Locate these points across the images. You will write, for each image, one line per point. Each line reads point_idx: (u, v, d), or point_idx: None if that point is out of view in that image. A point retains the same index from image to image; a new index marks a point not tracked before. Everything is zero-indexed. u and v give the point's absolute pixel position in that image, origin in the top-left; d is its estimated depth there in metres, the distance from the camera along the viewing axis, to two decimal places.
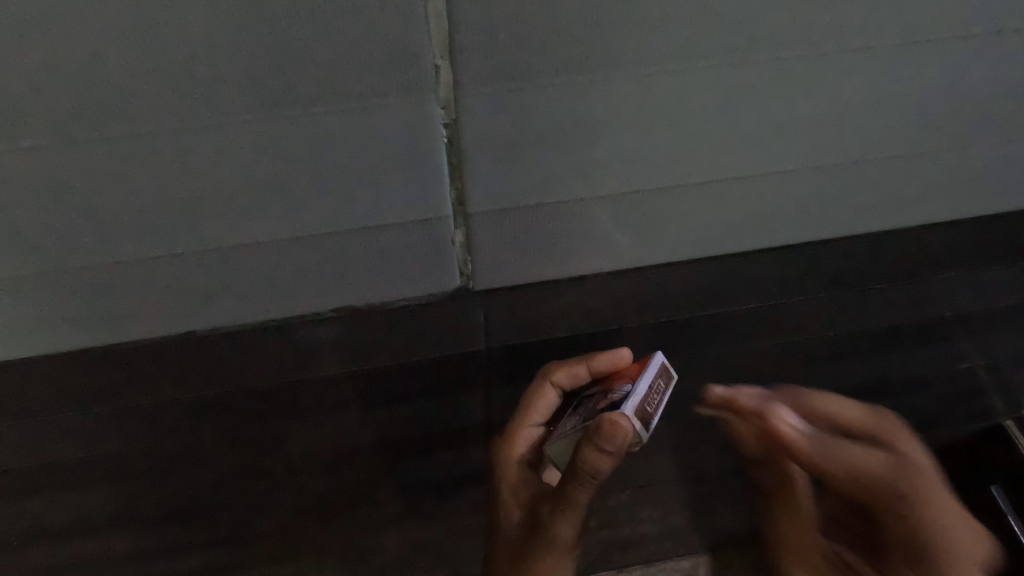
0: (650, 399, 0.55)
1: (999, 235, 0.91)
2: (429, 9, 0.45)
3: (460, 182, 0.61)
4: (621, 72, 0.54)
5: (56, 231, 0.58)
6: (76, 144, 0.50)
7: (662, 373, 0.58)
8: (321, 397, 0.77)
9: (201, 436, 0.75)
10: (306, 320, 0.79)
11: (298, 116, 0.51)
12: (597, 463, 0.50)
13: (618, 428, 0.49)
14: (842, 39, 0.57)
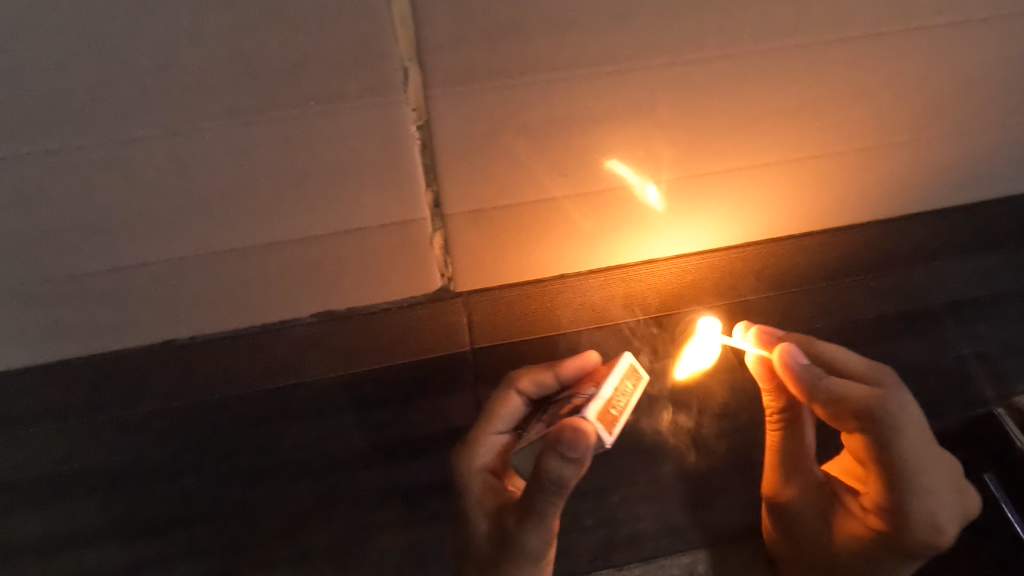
0: (616, 401, 0.57)
1: (969, 223, 0.94)
2: (393, 13, 0.46)
3: (435, 183, 0.62)
4: (591, 72, 0.54)
5: (74, 249, 0.63)
6: (93, 173, 0.55)
7: (634, 375, 0.59)
8: (319, 395, 0.84)
9: (217, 432, 0.82)
10: (291, 325, 0.86)
11: (274, 119, 0.53)
12: (563, 470, 0.52)
13: (579, 433, 0.51)
14: (815, 32, 0.56)
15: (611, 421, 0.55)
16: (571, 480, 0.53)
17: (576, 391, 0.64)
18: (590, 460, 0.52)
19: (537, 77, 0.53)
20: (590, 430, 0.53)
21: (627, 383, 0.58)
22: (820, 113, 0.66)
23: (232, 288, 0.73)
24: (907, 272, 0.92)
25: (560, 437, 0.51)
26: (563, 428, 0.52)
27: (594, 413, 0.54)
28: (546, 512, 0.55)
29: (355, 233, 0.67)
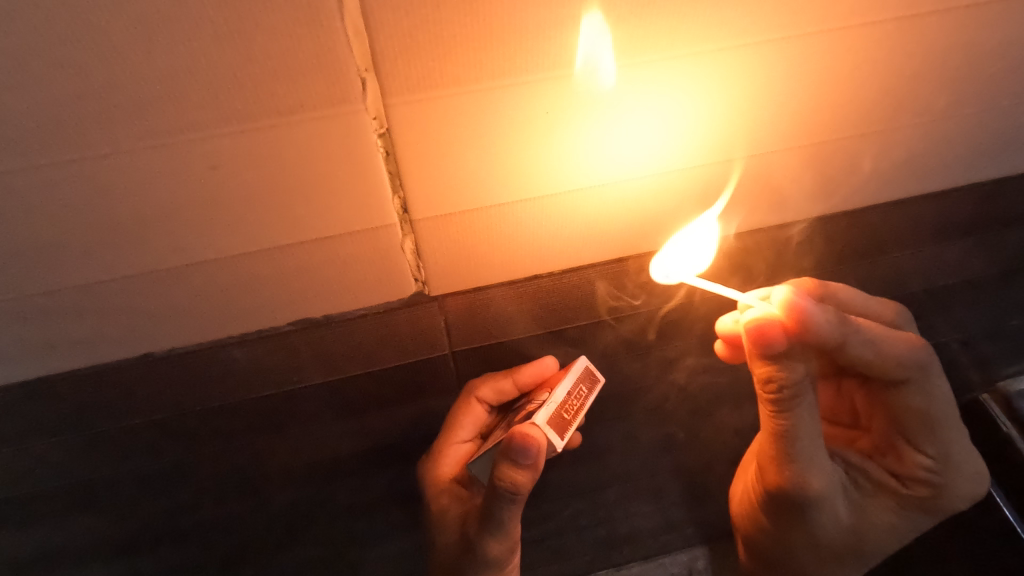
0: (568, 405, 0.71)
1: (960, 205, 0.92)
2: (347, 25, 0.47)
3: (402, 189, 0.63)
4: (546, 75, 0.55)
5: (55, 268, 0.64)
6: (69, 195, 0.56)
7: (584, 379, 0.75)
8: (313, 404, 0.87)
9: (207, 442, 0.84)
10: (263, 335, 0.82)
11: (237, 131, 0.54)
12: (516, 473, 0.63)
13: (527, 441, 0.62)
14: (764, 30, 0.58)
15: (558, 425, 0.68)
16: (523, 484, 0.64)
17: (530, 404, 0.76)
18: (539, 463, 0.63)
19: (494, 82, 0.54)
20: (538, 436, 0.65)
21: (576, 389, 0.73)
22: (778, 110, 0.68)
23: (208, 300, 0.74)
24: (877, 261, 0.94)
25: (513, 445, 0.63)
26: (515, 438, 0.64)
27: (544, 420, 0.67)
28: (504, 513, 0.67)
29: (326, 241, 0.68)
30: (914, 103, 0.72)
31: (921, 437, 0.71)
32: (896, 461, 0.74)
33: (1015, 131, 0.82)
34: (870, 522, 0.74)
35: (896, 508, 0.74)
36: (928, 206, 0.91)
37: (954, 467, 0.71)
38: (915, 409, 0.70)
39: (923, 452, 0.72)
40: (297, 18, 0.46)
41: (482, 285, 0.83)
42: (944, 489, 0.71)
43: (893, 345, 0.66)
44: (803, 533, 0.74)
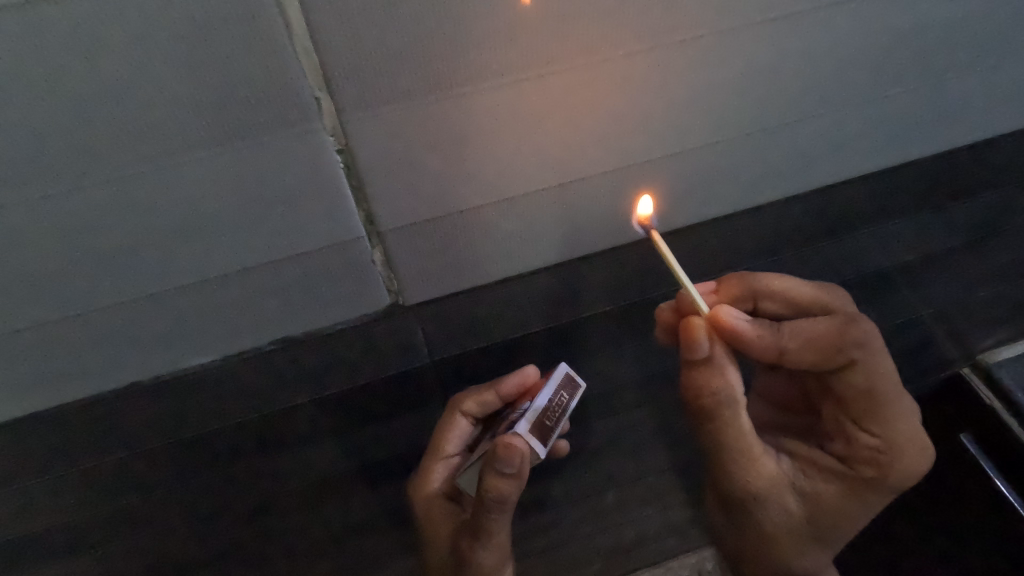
0: (550, 414, 0.72)
1: (887, 187, 1.01)
2: (297, 47, 0.50)
3: (366, 203, 0.65)
4: (495, 83, 0.58)
5: (34, 303, 0.65)
6: (43, 229, 0.57)
7: (567, 387, 0.76)
8: (295, 426, 0.86)
9: (195, 470, 0.84)
10: (244, 358, 0.88)
11: (200, 158, 0.56)
12: (501, 482, 0.63)
13: (512, 449, 0.63)
14: (696, 25, 0.61)
15: (542, 432, 0.70)
16: (509, 494, 0.64)
17: (510, 416, 0.77)
18: (524, 471, 0.64)
19: (445, 94, 0.57)
20: (523, 445, 0.66)
21: (556, 397, 0.75)
22: (722, 98, 0.71)
23: (187, 324, 0.75)
24: (833, 242, 0.99)
25: (497, 456, 0.63)
26: (499, 448, 0.64)
27: (527, 430, 0.68)
28: (491, 524, 0.66)
29: (299, 257, 0.69)
30: (851, 85, 0.76)
31: (865, 418, 0.60)
32: (845, 443, 0.62)
33: (951, 106, 0.86)
34: (822, 506, 0.63)
35: (849, 495, 0.62)
36: (859, 189, 1.00)
37: (903, 445, 0.60)
38: (858, 388, 0.58)
39: (869, 433, 0.60)
40: (249, 43, 0.48)
41: (448, 296, 0.89)
42: (892, 470, 0.60)
43: (816, 326, 0.56)
44: (761, 523, 0.66)
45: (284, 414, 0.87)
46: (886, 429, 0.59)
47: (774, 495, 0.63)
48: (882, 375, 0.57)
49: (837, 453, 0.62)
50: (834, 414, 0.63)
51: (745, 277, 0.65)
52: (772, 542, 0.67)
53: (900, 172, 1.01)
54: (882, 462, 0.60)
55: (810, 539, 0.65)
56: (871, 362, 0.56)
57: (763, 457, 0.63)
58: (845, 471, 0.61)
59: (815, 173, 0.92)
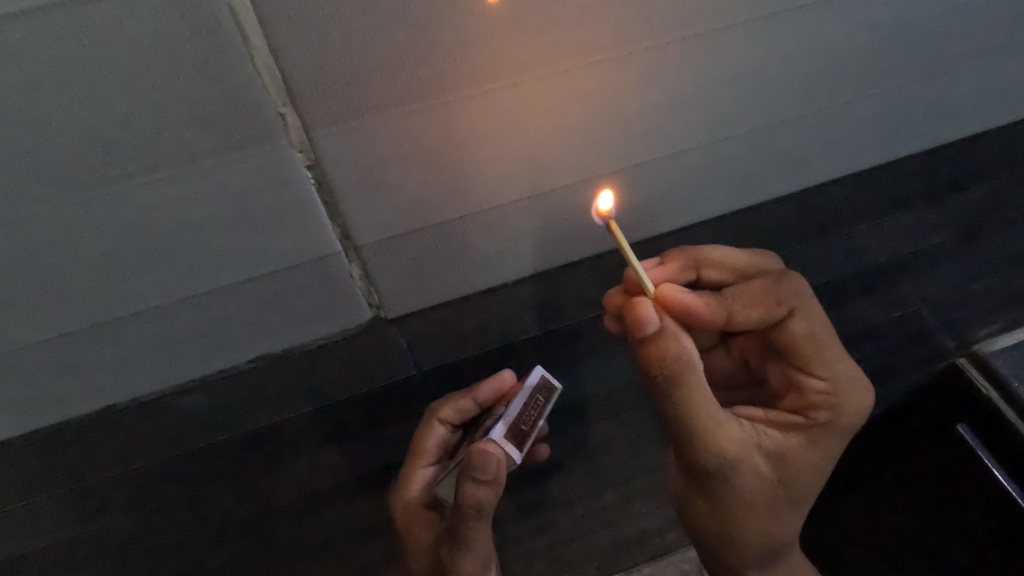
0: (525, 418, 0.72)
1: (875, 187, 1.01)
2: (258, 63, 0.48)
3: (339, 219, 0.64)
4: (464, 94, 0.57)
5: (6, 331, 0.64)
6: (8, 257, 0.56)
7: (543, 390, 0.74)
8: (283, 442, 0.87)
9: (185, 487, 0.85)
10: (218, 378, 0.86)
11: (163, 178, 0.54)
12: (479, 490, 0.63)
13: (486, 456, 0.63)
14: (670, 30, 0.60)
15: (518, 437, 0.70)
16: (486, 501, 0.64)
17: (489, 418, 0.78)
18: (500, 478, 0.64)
19: (414, 106, 0.56)
20: (497, 451, 0.66)
21: (531, 401, 0.74)
22: (699, 104, 0.70)
23: (165, 345, 0.74)
24: (813, 244, 1.01)
25: (473, 463, 0.63)
26: (474, 455, 0.64)
27: (501, 436, 0.69)
28: (471, 532, 0.66)
29: (272, 276, 0.68)
30: (831, 87, 0.75)
31: (812, 364, 0.67)
32: (797, 396, 0.69)
33: (934, 106, 0.86)
34: (791, 465, 0.66)
35: (810, 447, 0.66)
36: (844, 191, 1.00)
37: (850, 385, 0.67)
38: (804, 335, 0.66)
39: (818, 377, 0.67)
40: (206, 61, 0.47)
41: (430, 307, 0.87)
42: (844, 411, 0.66)
43: (754, 285, 0.65)
44: (735, 500, 0.67)
45: (270, 430, 0.87)
46: (832, 370, 0.66)
47: (748, 466, 0.65)
48: (819, 322, 0.66)
49: (792, 407, 0.69)
50: (786, 371, 0.71)
51: (687, 250, 0.73)
52: (746, 517, 0.68)
53: (889, 171, 1.01)
54: (834, 404, 0.66)
55: (783, 503, 0.68)
56: (809, 310, 0.66)
57: (734, 435, 0.64)
58: (802, 421, 0.67)
59: (799, 174, 0.91)
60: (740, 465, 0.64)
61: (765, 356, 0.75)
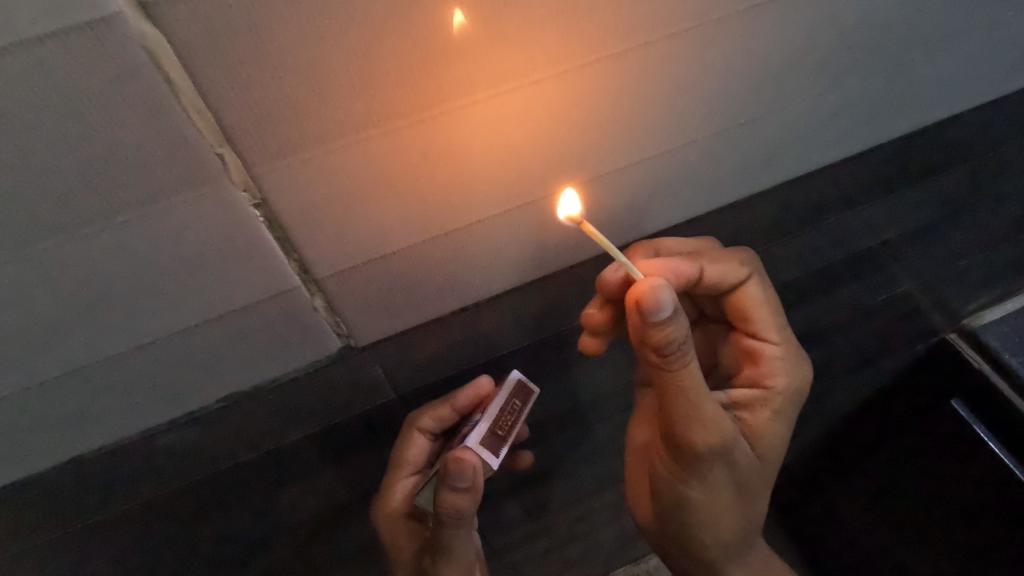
0: (501, 423, 0.79)
1: (864, 168, 0.98)
2: (187, 105, 0.46)
3: (296, 252, 0.62)
4: (412, 119, 0.54)
5: None
6: None
7: (519, 394, 0.81)
8: (275, 471, 0.88)
9: (178, 523, 0.86)
10: (174, 424, 0.82)
11: (100, 230, 0.51)
12: (457, 496, 0.71)
13: (462, 464, 0.70)
14: (628, 35, 0.57)
15: (493, 443, 0.76)
16: (464, 505, 0.71)
17: (465, 426, 0.82)
18: (476, 484, 0.71)
19: (362, 135, 0.54)
20: (473, 458, 0.73)
21: (508, 405, 0.80)
22: (664, 108, 0.68)
23: (135, 392, 0.72)
24: (793, 238, 1.02)
25: (450, 471, 0.70)
26: (451, 465, 0.71)
27: (476, 442, 0.75)
28: (452, 539, 0.74)
29: (231, 315, 0.66)
30: (801, 80, 0.73)
31: (765, 332, 0.80)
32: (752, 365, 0.81)
33: (905, 93, 0.84)
34: (753, 427, 0.78)
35: (769, 411, 0.79)
36: (829, 177, 0.97)
37: (795, 349, 0.81)
38: (757, 300, 0.80)
39: (770, 343, 0.80)
40: (130, 107, 0.44)
41: (399, 333, 0.84)
42: (792, 372, 0.79)
43: (723, 260, 0.77)
44: (716, 472, 0.76)
45: (255, 463, 0.87)
46: (779, 336, 0.80)
47: (727, 438, 0.73)
48: (767, 294, 0.80)
49: (750, 375, 0.81)
50: (739, 343, 0.83)
51: (653, 243, 0.80)
52: (722, 488, 0.78)
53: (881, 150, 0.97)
54: (783, 367, 0.79)
55: (739, 474, 0.78)
56: (759, 278, 0.80)
57: (713, 413, 0.71)
58: (763, 389, 0.79)
59: (774, 170, 0.90)
60: (713, 438, 0.72)
61: (726, 338, 0.87)
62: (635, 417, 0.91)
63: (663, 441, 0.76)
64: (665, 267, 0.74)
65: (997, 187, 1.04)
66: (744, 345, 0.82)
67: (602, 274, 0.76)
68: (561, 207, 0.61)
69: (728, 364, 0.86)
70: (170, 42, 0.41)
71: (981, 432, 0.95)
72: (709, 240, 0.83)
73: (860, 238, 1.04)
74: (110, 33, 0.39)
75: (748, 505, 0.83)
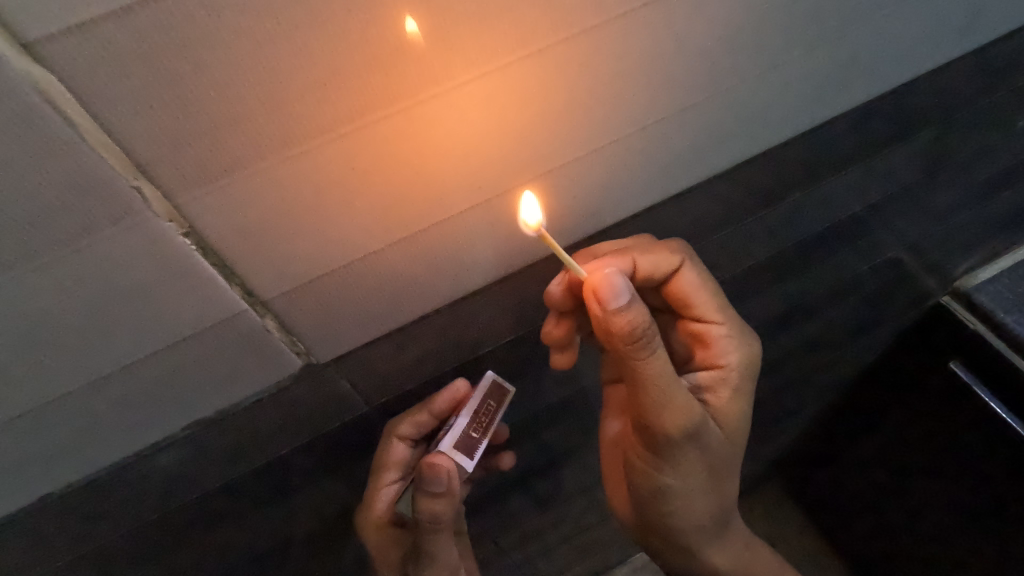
0: (476, 425, 0.79)
1: (839, 138, 0.94)
2: (91, 141, 0.45)
3: (237, 276, 0.61)
4: (331, 134, 0.53)
5: None
6: None
7: (493, 395, 0.81)
8: (259, 486, 0.90)
9: (174, 536, 0.89)
10: (145, 454, 0.80)
11: (28, 272, 0.51)
12: (434, 502, 0.72)
13: (437, 469, 0.72)
14: (552, 28, 0.56)
15: (468, 446, 0.77)
16: (440, 510, 0.73)
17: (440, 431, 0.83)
18: (452, 488, 0.72)
19: (284, 154, 0.53)
20: (446, 462, 0.74)
21: (484, 405, 0.79)
22: (606, 100, 0.67)
23: (101, 425, 0.72)
24: (770, 212, 0.99)
25: (425, 477, 0.71)
26: (425, 471, 0.72)
27: (450, 446, 0.76)
28: (434, 543, 0.78)
29: (180, 343, 0.65)
30: (745, 56, 0.72)
31: (708, 314, 0.83)
32: (704, 347, 0.84)
33: (859, 61, 0.82)
34: (719, 407, 0.83)
35: (729, 388, 0.83)
36: (806, 146, 0.93)
37: (739, 326, 0.84)
38: (699, 285, 0.81)
39: (716, 325, 0.83)
40: (32, 148, 0.43)
41: (359, 347, 0.82)
42: (740, 347, 0.83)
43: (654, 250, 0.79)
44: (689, 456, 0.77)
45: (236, 483, 0.88)
46: (723, 315, 0.83)
47: (699, 421, 0.74)
48: (704, 277, 0.82)
49: (704, 358, 0.84)
50: (690, 328, 0.86)
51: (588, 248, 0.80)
52: (696, 470, 0.80)
53: (854, 116, 0.93)
54: (734, 344, 0.83)
55: (710, 453, 0.80)
56: (695, 262, 0.81)
57: (681, 398, 0.71)
58: (720, 369, 0.83)
59: (738, 146, 0.88)
60: (683, 420, 0.72)
61: (674, 325, 0.89)
62: (604, 413, 0.93)
63: (636, 433, 0.76)
64: (606, 262, 0.74)
65: (969, 146, 1.01)
66: (693, 330, 0.85)
67: (554, 286, 0.80)
68: (527, 219, 0.62)
69: (681, 350, 0.89)
70: (60, 78, 0.40)
71: (983, 395, 1.07)
72: (643, 235, 0.85)
73: (835, 208, 1.03)
74: None
75: (719, 485, 0.86)
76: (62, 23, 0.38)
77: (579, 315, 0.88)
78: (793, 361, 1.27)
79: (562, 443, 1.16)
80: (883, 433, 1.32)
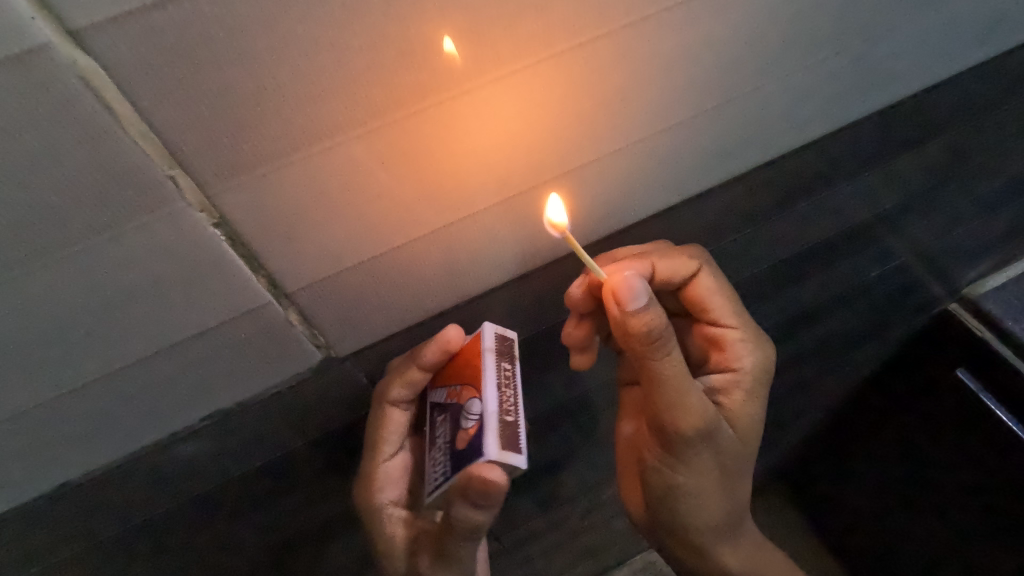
0: (507, 408, 0.69)
1: (852, 146, 0.95)
2: (131, 131, 0.45)
3: (263, 268, 0.62)
4: (358, 130, 0.53)
5: None
6: None
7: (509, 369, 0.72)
8: (272, 478, 0.90)
9: (184, 528, 0.89)
10: (165, 444, 0.82)
11: (57, 258, 0.51)
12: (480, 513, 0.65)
13: (490, 485, 0.64)
14: (577, 31, 0.56)
15: (511, 439, 0.67)
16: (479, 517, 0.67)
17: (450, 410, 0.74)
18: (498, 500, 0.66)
19: (315, 147, 0.53)
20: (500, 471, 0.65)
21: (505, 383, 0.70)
22: (625, 102, 0.67)
23: (120, 414, 0.72)
24: (784, 216, 1.00)
25: (475, 493, 0.64)
26: (475, 486, 0.64)
27: (498, 450, 0.65)
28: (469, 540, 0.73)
29: (204, 334, 0.66)
30: (762, 62, 0.72)
31: (724, 319, 0.83)
32: (719, 351, 0.84)
33: (876, 69, 0.82)
34: (732, 411, 0.82)
35: (742, 392, 0.83)
36: (819, 153, 0.94)
37: (755, 331, 0.83)
38: (714, 290, 0.82)
39: (731, 329, 0.83)
40: (75, 135, 0.44)
41: (381, 340, 0.83)
42: (755, 351, 0.83)
43: (671, 257, 0.79)
44: (701, 457, 0.77)
45: (249, 475, 0.88)
46: (738, 321, 0.83)
47: (713, 423, 0.74)
48: (720, 282, 0.82)
49: (719, 362, 0.84)
50: (705, 333, 0.86)
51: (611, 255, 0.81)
52: (708, 471, 0.80)
53: (867, 125, 0.93)
54: (750, 348, 0.83)
55: (724, 457, 0.80)
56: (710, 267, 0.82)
57: (697, 400, 0.72)
58: (733, 373, 0.83)
59: (753, 151, 0.88)
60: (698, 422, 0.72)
61: (690, 329, 0.90)
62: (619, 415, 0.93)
63: (652, 434, 0.76)
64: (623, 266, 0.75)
65: (981, 155, 1.02)
66: (708, 335, 0.85)
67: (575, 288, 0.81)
68: (550, 216, 0.62)
69: (697, 355, 0.89)
70: (104, 67, 0.41)
71: (991, 404, 1.05)
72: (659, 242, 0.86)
73: (848, 213, 1.03)
74: (42, 65, 0.39)
75: (732, 487, 0.86)
76: (109, 13, 0.38)
77: (598, 317, 0.88)
78: (801, 364, 1.27)
79: (570, 444, 1.16)
80: (889, 440, 1.32)
